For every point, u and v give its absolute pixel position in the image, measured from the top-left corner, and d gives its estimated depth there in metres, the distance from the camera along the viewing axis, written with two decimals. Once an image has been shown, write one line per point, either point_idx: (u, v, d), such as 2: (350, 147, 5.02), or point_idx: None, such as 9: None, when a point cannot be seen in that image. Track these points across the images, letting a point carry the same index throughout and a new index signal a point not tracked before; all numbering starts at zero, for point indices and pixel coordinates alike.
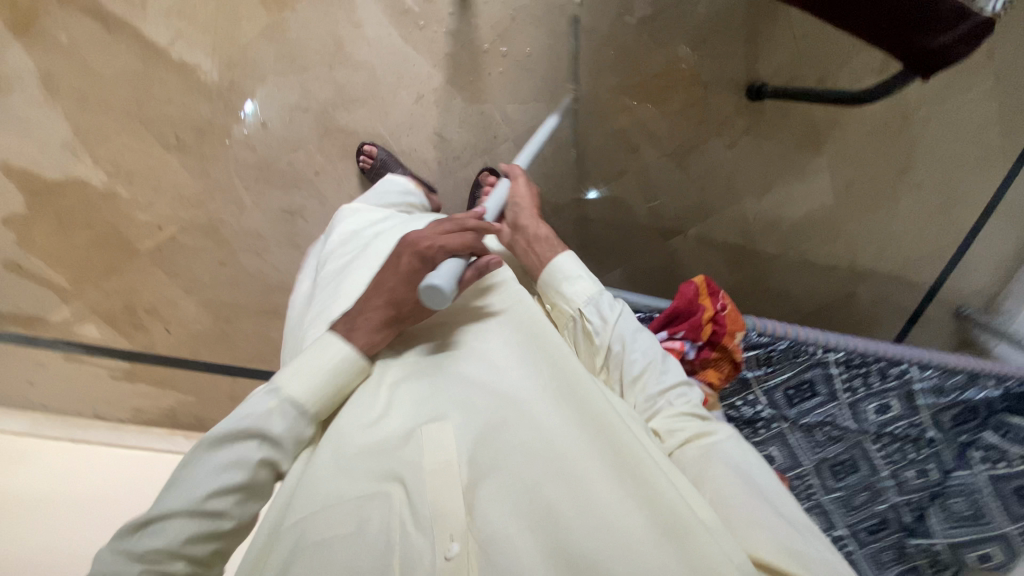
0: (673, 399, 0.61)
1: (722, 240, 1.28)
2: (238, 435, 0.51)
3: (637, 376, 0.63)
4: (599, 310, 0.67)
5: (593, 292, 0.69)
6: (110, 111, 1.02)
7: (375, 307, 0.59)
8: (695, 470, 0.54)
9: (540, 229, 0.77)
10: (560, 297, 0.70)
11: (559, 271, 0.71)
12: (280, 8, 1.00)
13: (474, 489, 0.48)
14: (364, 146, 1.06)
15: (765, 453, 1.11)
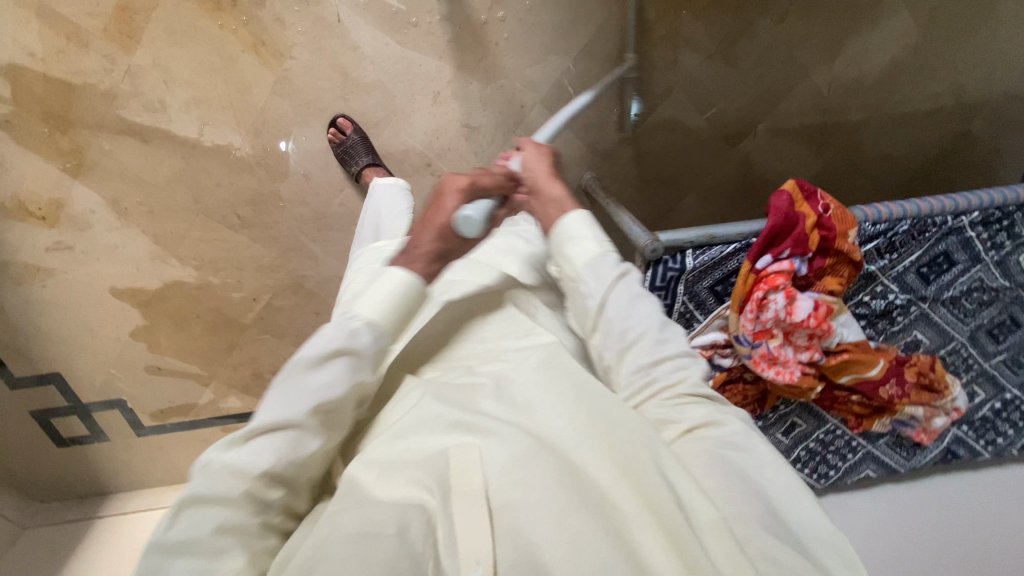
0: (669, 372, 0.56)
1: (798, 124, 1.15)
2: (323, 357, 0.52)
3: (632, 353, 0.58)
4: (591, 271, 0.63)
5: (596, 254, 0.64)
6: (175, 214, 1.08)
7: (424, 244, 0.62)
8: (721, 461, 0.49)
9: (554, 190, 0.69)
10: (563, 258, 0.65)
11: (565, 230, 0.66)
12: (278, 60, 0.96)
13: (497, 516, 0.44)
14: (336, 118, 1.01)
15: (909, 339, 1.04)
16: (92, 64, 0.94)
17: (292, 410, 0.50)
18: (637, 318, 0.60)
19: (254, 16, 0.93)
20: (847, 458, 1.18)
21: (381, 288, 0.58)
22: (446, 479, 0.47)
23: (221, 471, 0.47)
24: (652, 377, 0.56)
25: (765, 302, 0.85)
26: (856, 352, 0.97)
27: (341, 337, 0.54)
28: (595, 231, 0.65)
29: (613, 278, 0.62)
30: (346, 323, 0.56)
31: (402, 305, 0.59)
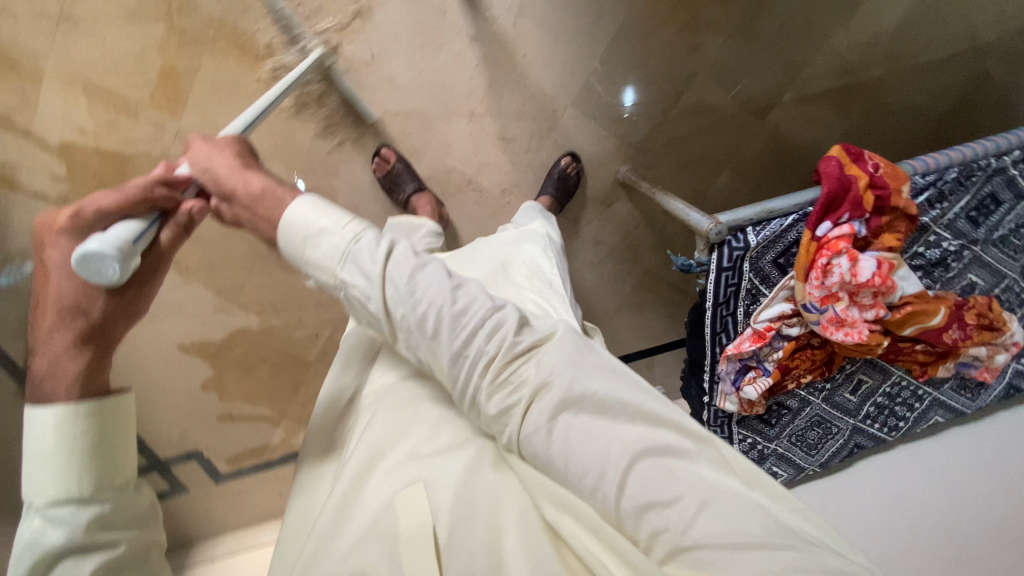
0: (507, 352, 0.56)
1: (822, 89, 1.17)
2: (38, 563, 0.44)
3: (462, 354, 0.55)
4: (358, 269, 0.56)
5: (346, 246, 0.56)
6: (235, 263, 1.13)
7: (56, 330, 0.50)
8: (581, 425, 0.52)
9: (194, 201, 0.59)
10: (311, 264, 0.58)
11: (291, 232, 0.57)
12: (318, 101, 0.99)
13: (444, 552, 0.49)
14: (380, 148, 1.04)
15: (965, 283, 1.06)
16: (140, 131, 0.96)
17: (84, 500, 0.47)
18: (451, 285, 0.58)
19: (292, 63, 0.96)
20: (914, 407, 1.21)
21: (32, 445, 0.47)
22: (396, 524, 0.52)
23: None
24: (511, 364, 0.56)
25: (830, 268, 0.87)
26: (918, 303, 0.99)
27: (26, 543, 0.45)
28: (322, 214, 0.57)
29: (379, 264, 0.56)
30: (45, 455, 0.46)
31: (82, 454, 0.47)
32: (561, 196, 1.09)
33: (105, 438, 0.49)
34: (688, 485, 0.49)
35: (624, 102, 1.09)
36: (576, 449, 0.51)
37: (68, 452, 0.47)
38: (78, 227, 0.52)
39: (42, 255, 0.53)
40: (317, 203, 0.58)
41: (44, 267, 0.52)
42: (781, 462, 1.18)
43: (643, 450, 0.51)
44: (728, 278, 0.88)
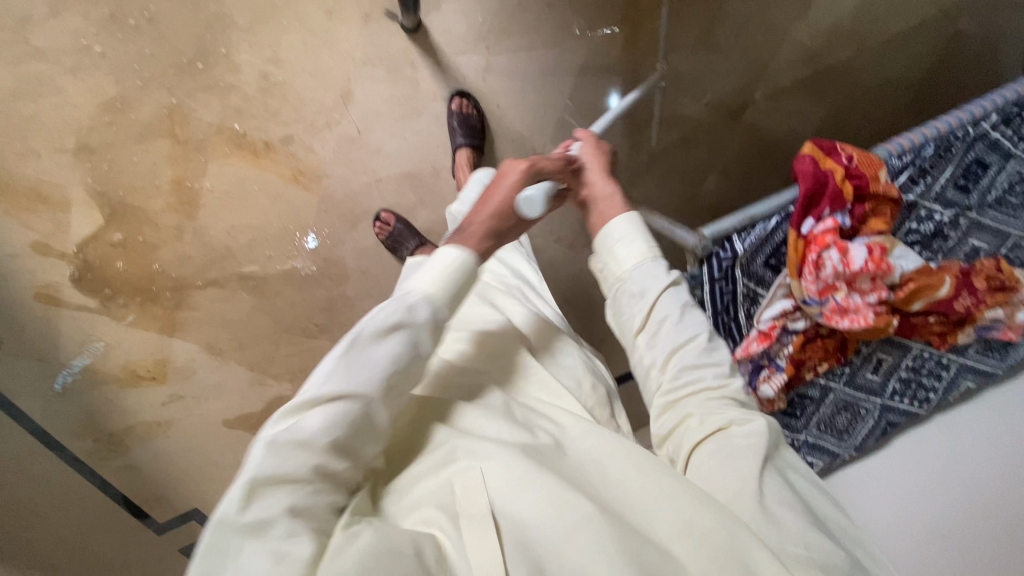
0: (710, 375, 0.62)
1: (791, 81, 1.19)
2: (330, 395, 0.48)
3: (672, 354, 0.64)
4: (641, 274, 0.68)
5: (646, 257, 0.68)
6: (261, 339, 1.20)
7: (480, 222, 0.64)
8: (717, 452, 0.55)
9: (604, 185, 0.75)
10: (610, 258, 0.70)
11: (614, 233, 0.70)
12: (315, 181, 1.06)
13: (504, 534, 0.49)
14: (381, 213, 1.10)
15: (968, 248, 1.06)
16: (162, 235, 1.04)
17: (358, 381, 0.49)
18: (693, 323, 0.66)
19: (287, 151, 1.03)
20: (942, 376, 1.20)
21: (438, 262, 0.58)
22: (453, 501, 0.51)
23: (252, 479, 0.44)
24: (699, 376, 0.62)
25: (822, 261, 0.89)
26: (920, 278, 1.00)
27: (401, 313, 0.54)
28: (645, 234, 0.69)
29: (660, 288, 0.66)
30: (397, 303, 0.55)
31: (462, 282, 0.59)
32: (475, 141, 1.03)
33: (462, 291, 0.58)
34: (819, 538, 0.49)
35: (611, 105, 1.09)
36: (713, 474, 0.55)
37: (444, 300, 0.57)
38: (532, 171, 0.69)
39: (490, 183, 0.69)
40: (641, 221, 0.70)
41: (500, 178, 0.68)
42: (815, 452, 1.19)
43: (772, 474, 0.54)
44: (721, 288, 0.91)
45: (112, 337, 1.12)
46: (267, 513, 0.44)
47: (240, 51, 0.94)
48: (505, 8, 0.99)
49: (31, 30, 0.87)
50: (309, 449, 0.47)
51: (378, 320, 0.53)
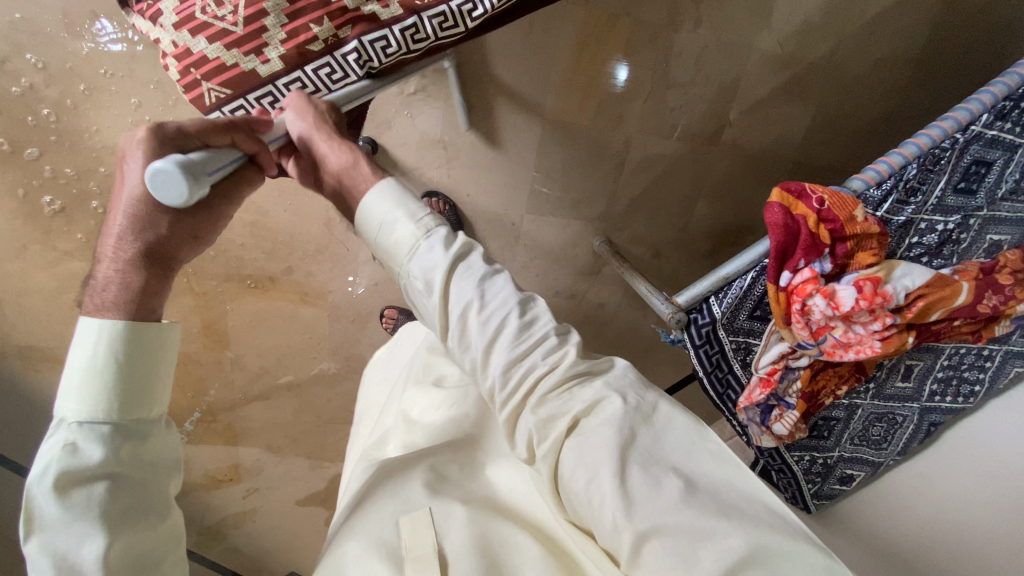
0: (538, 362, 0.50)
1: (769, 90, 1.14)
2: (73, 485, 0.43)
3: (485, 358, 0.49)
4: (424, 264, 0.50)
5: (413, 236, 0.50)
6: (311, 433, 1.34)
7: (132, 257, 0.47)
8: (583, 457, 0.47)
9: (337, 161, 0.54)
10: (381, 246, 0.52)
11: (368, 216, 0.52)
12: (323, 295, 1.18)
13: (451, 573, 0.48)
14: (382, 312, 1.20)
15: (988, 244, 0.97)
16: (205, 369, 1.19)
17: (82, 506, 0.42)
18: (530, 306, 0.51)
19: (292, 278, 1.15)
20: (986, 367, 1.09)
21: (77, 359, 0.46)
22: (401, 546, 0.50)
23: None
24: (528, 368, 0.50)
25: (811, 310, 0.87)
26: (932, 293, 0.93)
27: (56, 457, 0.43)
28: (412, 199, 0.51)
29: (443, 273, 0.49)
30: (80, 376, 0.45)
31: (120, 383, 0.46)
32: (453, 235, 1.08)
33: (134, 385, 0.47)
34: (699, 530, 0.42)
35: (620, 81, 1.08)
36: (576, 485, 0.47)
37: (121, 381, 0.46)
38: (162, 139, 0.46)
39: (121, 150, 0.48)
40: (405, 187, 0.52)
41: (126, 154, 0.47)
42: (852, 464, 1.16)
43: (641, 460, 0.46)
44: (705, 350, 0.93)
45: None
46: None
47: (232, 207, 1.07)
48: (453, 108, 1.04)
49: (55, 238, 1.02)
50: None
51: (78, 361, 0.46)
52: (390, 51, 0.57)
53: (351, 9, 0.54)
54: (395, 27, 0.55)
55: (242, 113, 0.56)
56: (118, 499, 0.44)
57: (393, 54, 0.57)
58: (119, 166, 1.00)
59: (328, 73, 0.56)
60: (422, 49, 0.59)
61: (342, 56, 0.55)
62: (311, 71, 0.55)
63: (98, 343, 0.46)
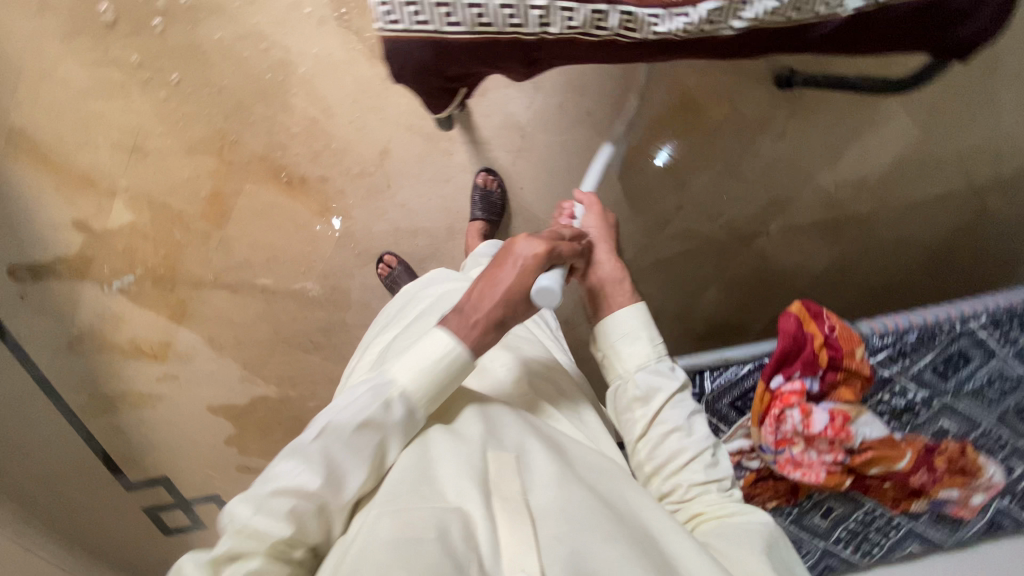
0: (712, 489, 0.68)
1: (810, 220, 1.24)
2: (362, 425, 0.58)
3: (672, 464, 0.69)
4: (651, 380, 0.72)
5: (648, 358, 0.73)
6: (258, 344, 1.28)
7: (491, 311, 0.64)
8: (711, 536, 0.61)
9: (613, 271, 0.79)
10: (615, 355, 0.75)
11: (612, 332, 0.75)
12: (341, 219, 1.14)
13: (538, 525, 0.55)
14: (383, 255, 1.17)
15: (937, 427, 1.07)
16: (191, 235, 1.13)
17: (355, 423, 0.58)
18: (693, 423, 0.72)
19: (319, 189, 1.11)
20: (889, 535, 1.18)
21: (424, 356, 0.62)
22: (485, 477, 0.59)
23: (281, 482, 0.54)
24: (681, 450, 0.69)
25: (784, 417, 0.93)
26: (881, 448, 1.01)
27: (372, 411, 0.59)
28: (654, 335, 0.74)
29: (667, 395, 0.72)
30: (427, 367, 0.62)
31: (439, 382, 0.63)
32: (492, 217, 1.09)
33: (442, 389, 0.62)
34: None
35: (683, 156, 1.14)
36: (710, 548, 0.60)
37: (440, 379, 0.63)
38: (550, 255, 0.68)
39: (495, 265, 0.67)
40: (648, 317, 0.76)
41: (507, 255, 0.66)
42: None
43: (755, 547, 0.58)
44: None
45: (124, 314, 1.20)
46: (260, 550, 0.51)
47: (298, 96, 1.04)
48: (548, 106, 1.07)
49: (112, 43, 1.00)
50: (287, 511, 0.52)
51: (414, 360, 0.62)
52: (570, 25, 0.59)
53: None
54: (586, 5, 0.58)
55: (412, 11, 0.57)
56: (357, 452, 0.58)
57: (570, 29, 0.59)
58: (214, 8, 0.99)
59: (509, 15, 0.57)
60: (592, 36, 0.61)
61: (529, 7, 0.57)
62: (495, 5, 0.57)
63: (445, 361, 0.62)
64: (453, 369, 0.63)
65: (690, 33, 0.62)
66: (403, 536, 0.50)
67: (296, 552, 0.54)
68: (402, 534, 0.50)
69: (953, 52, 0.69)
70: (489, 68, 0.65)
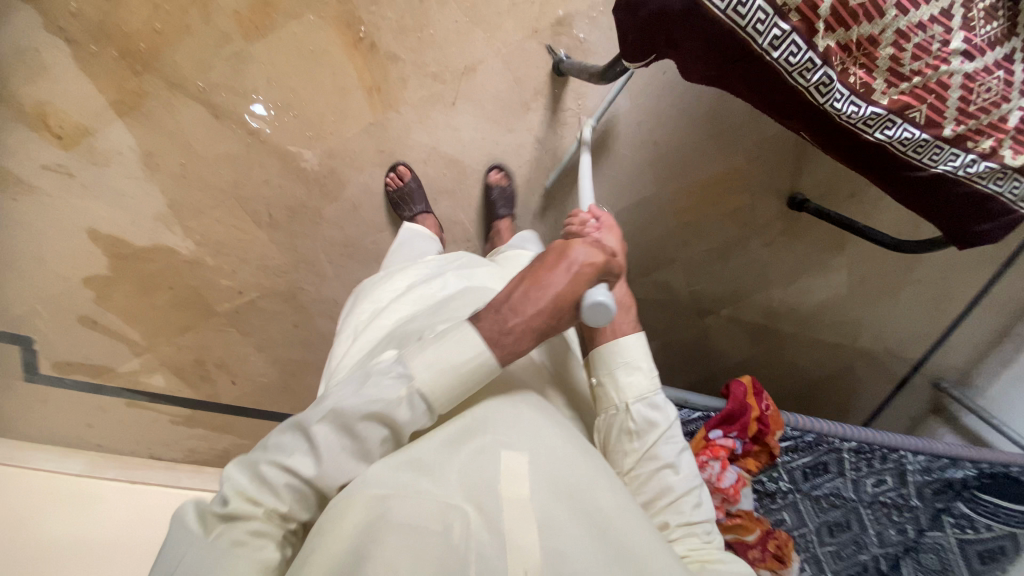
0: (688, 503, 0.66)
1: (748, 320, 1.44)
2: (366, 415, 0.52)
3: (653, 502, 0.67)
4: (646, 413, 0.69)
5: (646, 390, 0.70)
6: (204, 187, 1.05)
7: (523, 322, 0.58)
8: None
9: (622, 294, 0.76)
10: (612, 382, 0.71)
11: (615, 354, 0.72)
12: (386, 108, 1.04)
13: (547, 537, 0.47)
14: (397, 165, 1.08)
15: (778, 517, 1.28)
16: (205, 29, 0.95)
17: (353, 414, 0.51)
18: (683, 462, 0.69)
19: (381, 66, 1.01)
20: None
21: (450, 352, 0.55)
22: (492, 481, 0.50)
23: (288, 460, 0.51)
24: (672, 500, 0.66)
25: (706, 465, 1.04)
26: (745, 518, 1.18)
27: (384, 402, 0.52)
28: (649, 363, 0.72)
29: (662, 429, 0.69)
30: (446, 360, 0.54)
31: (463, 385, 0.56)
32: None
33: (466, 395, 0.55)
34: None
35: (699, 220, 1.26)
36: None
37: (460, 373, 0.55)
38: (572, 269, 0.60)
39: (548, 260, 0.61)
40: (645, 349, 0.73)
41: (561, 258, 0.61)
42: None
43: None
44: None
45: (54, 66, 0.92)
46: (256, 513, 0.50)
47: None
48: (626, 118, 1.14)
49: None
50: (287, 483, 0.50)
51: (441, 353, 0.55)
52: (788, 59, 0.65)
53: (814, 12, 0.62)
54: (810, 53, 0.65)
55: None
56: (355, 447, 0.52)
57: (785, 63, 0.65)
58: None
59: (759, 19, 0.62)
60: (789, 79, 0.68)
61: (774, 24, 0.62)
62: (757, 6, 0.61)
63: (471, 359, 0.55)
64: (480, 370, 0.55)
65: (844, 122, 0.72)
66: (414, 522, 0.46)
67: (296, 517, 0.52)
68: (406, 521, 0.45)
69: (955, 238, 0.88)
70: (693, 54, 0.68)
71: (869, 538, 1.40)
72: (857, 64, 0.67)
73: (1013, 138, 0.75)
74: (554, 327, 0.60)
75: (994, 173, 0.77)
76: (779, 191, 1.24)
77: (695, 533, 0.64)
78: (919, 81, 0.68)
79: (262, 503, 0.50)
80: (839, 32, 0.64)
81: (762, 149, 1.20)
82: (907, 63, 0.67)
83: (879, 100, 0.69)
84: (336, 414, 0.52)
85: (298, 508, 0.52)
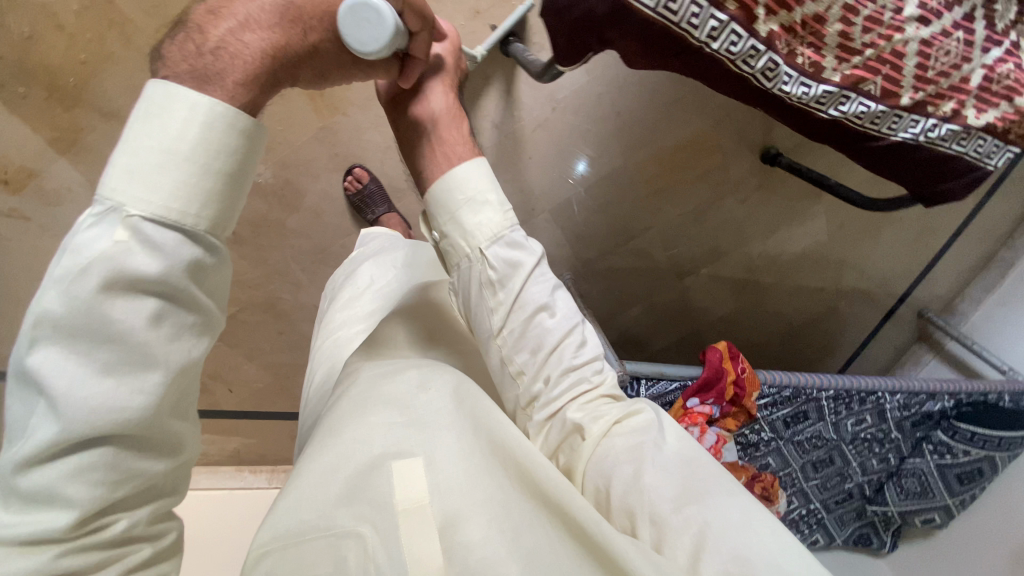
0: (585, 375, 0.66)
1: (728, 275, 1.44)
2: (106, 290, 0.35)
3: (554, 349, 0.65)
4: (506, 257, 0.63)
5: (500, 228, 0.62)
6: None
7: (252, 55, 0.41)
8: (627, 456, 0.57)
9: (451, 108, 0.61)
10: (458, 226, 0.61)
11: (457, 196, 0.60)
12: (333, 112, 1.00)
13: (449, 535, 0.48)
14: (353, 168, 1.05)
15: (764, 461, 1.34)
16: (131, 55, 0.93)
17: (62, 305, 0.34)
18: (558, 301, 0.68)
19: None
20: None
21: (156, 137, 0.37)
22: (385, 498, 0.50)
23: (27, 442, 0.35)
24: (576, 380, 0.65)
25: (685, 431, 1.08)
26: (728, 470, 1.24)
27: (100, 258, 0.35)
28: (498, 194, 0.62)
29: (528, 262, 0.65)
30: (159, 155, 0.37)
31: (212, 203, 0.39)
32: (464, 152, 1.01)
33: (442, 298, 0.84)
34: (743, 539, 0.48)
35: (671, 186, 1.24)
36: (633, 467, 0.55)
37: (223, 181, 0.40)
38: None
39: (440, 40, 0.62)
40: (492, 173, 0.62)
41: None
42: None
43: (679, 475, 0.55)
44: None
45: None
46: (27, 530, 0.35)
47: None
48: (586, 91, 1.09)
49: None
50: (43, 477, 0.36)
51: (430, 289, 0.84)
52: (728, 48, 0.61)
53: None
54: (751, 39, 0.61)
55: None
56: (100, 351, 0.35)
57: (727, 53, 0.62)
58: None
59: (693, 13, 0.58)
60: (734, 67, 0.65)
61: (710, 15, 0.58)
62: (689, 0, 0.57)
63: (191, 123, 0.38)
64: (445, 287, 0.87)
65: (796, 103, 0.69)
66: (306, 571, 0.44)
67: (118, 520, 0.39)
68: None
69: (922, 196, 0.86)
70: (630, 51, 0.64)
71: (852, 468, 1.48)
72: (804, 44, 0.63)
73: (977, 96, 0.71)
74: (306, 38, 0.45)
75: (959, 135, 0.74)
76: (752, 145, 1.21)
77: (582, 374, 0.66)
78: (872, 53, 0.65)
79: (38, 518, 0.36)
80: (780, 14, 0.61)
81: (730, 105, 1.17)
82: (856, 36, 0.64)
83: (831, 78, 0.66)
84: (42, 322, 0.35)
85: (78, 495, 0.36)
